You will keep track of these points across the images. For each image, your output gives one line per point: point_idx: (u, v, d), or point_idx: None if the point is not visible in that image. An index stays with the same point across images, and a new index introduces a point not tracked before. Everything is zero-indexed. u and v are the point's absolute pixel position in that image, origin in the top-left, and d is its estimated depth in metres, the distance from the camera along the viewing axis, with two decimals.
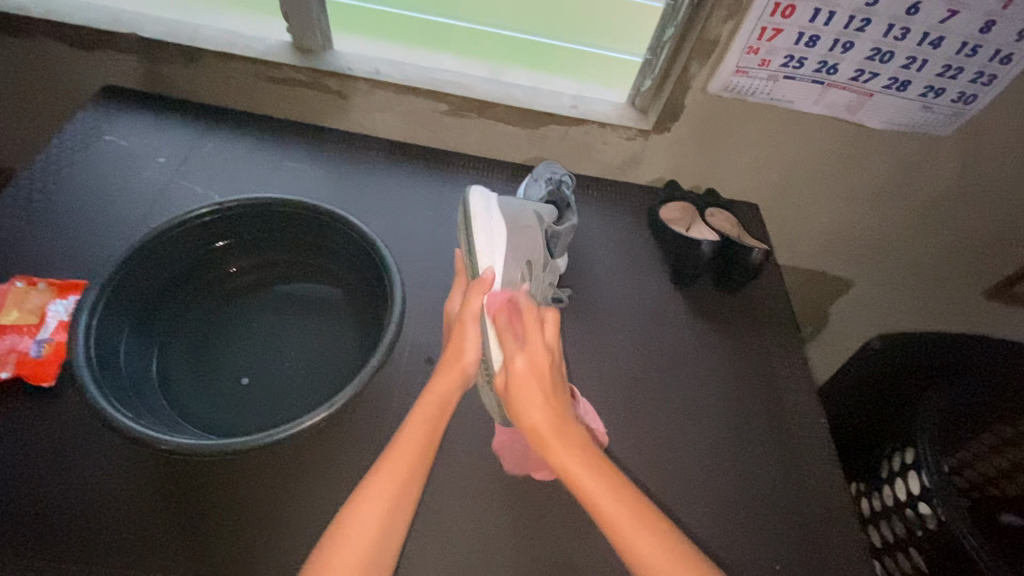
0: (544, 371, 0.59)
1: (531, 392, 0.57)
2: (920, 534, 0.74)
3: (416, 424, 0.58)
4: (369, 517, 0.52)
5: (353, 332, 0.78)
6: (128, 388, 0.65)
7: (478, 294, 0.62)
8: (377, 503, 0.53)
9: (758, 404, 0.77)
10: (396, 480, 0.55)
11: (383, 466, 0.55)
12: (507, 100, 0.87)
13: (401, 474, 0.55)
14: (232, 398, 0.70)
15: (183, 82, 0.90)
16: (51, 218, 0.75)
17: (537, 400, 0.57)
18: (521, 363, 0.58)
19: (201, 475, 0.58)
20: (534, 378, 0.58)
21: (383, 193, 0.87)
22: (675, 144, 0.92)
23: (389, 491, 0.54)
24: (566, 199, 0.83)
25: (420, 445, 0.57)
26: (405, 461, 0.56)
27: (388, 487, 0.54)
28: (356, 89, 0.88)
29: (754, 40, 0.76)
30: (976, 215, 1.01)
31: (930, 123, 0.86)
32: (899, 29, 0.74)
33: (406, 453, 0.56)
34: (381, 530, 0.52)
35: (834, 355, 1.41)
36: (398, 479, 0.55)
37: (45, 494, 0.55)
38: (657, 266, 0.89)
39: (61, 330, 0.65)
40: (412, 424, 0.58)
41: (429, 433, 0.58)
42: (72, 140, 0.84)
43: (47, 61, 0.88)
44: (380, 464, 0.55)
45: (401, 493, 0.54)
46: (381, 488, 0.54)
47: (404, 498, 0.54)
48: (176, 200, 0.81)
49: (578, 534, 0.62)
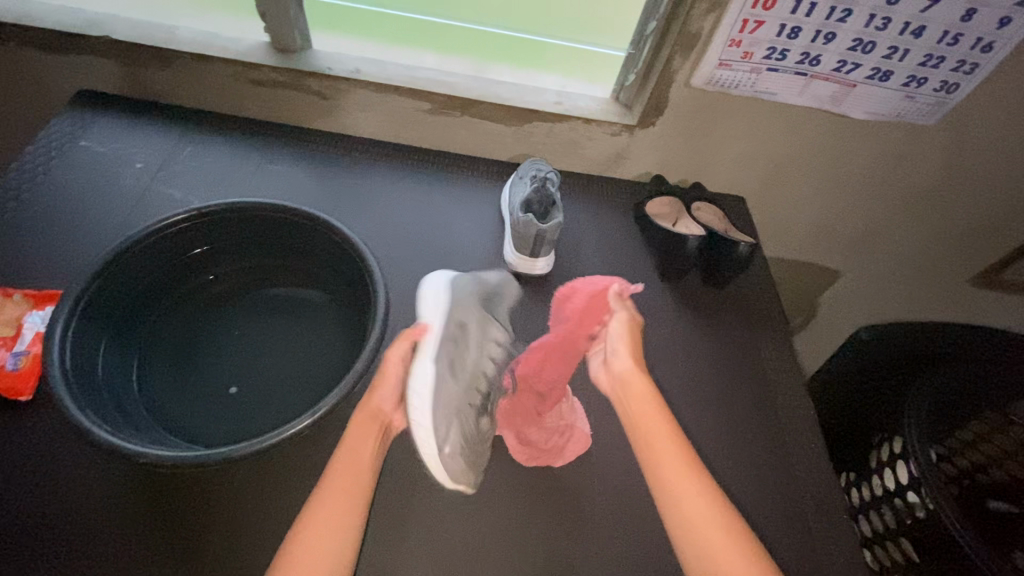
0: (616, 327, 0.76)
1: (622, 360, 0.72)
2: (909, 523, 0.74)
3: (340, 470, 0.58)
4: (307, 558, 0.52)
5: (340, 334, 0.77)
6: (106, 401, 0.64)
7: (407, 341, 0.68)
8: (321, 535, 0.53)
9: (747, 399, 0.77)
10: (336, 514, 0.55)
11: (316, 506, 0.55)
12: (492, 97, 0.86)
13: (335, 517, 0.54)
14: (215, 407, 0.69)
15: (160, 85, 0.88)
16: (26, 228, 0.74)
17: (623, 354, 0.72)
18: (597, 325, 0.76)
19: (186, 485, 0.58)
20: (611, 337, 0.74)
21: (368, 193, 0.87)
22: (662, 139, 0.91)
23: (330, 526, 0.54)
24: (553, 197, 0.81)
25: (350, 486, 0.57)
26: (339, 499, 0.56)
27: (324, 530, 0.53)
28: (337, 89, 0.87)
29: (737, 33, 0.76)
30: (963, 203, 1.01)
31: (913, 113, 0.86)
32: (880, 19, 0.73)
33: (339, 486, 0.57)
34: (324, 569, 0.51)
35: (823, 349, 1.41)
36: (332, 522, 0.54)
37: (24, 509, 0.55)
38: (644, 262, 0.89)
39: (36, 341, 0.64)
40: (337, 470, 0.58)
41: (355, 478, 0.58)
42: (47, 146, 0.83)
43: (18, 65, 0.86)
44: (315, 509, 0.55)
45: (340, 523, 0.54)
46: (317, 535, 0.53)
47: (345, 528, 0.54)
48: (155, 206, 0.79)
49: (568, 535, 0.61)
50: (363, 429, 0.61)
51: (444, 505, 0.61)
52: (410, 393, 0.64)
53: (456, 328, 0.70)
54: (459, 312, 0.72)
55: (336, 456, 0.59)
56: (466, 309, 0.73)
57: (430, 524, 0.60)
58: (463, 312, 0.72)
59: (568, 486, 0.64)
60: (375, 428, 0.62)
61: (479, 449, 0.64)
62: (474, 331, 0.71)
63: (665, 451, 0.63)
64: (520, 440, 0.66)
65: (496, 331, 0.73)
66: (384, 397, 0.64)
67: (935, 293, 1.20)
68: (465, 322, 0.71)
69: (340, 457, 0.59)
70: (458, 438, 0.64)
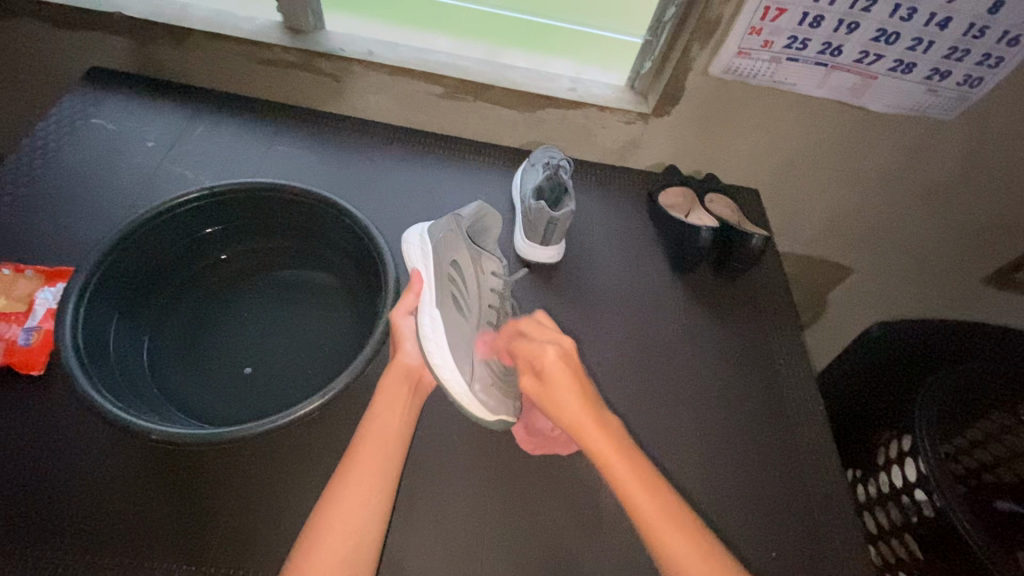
0: (573, 359, 0.59)
1: (563, 382, 0.57)
2: (916, 521, 0.74)
3: (373, 429, 0.57)
4: (341, 513, 0.52)
5: (350, 318, 0.77)
6: (117, 378, 0.64)
7: (399, 313, 0.64)
8: (358, 497, 0.53)
9: (756, 394, 0.76)
10: (372, 478, 0.54)
11: (351, 463, 0.55)
12: (505, 83, 0.85)
13: (371, 471, 0.54)
14: (226, 388, 0.69)
15: (170, 63, 0.87)
16: (36, 204, 0.74)
17: (571, 393, 0.57)
18: (551, 351, 0.58)
19: (197, 464, 0.58)
20: (566, 365, 0.58)
21: (378, 176, 0.86)
22: (677, 129, 0.90)
23: (366, 487, 0.53)
24: (565, 184, 0.80)
25: (380, 447, 0.56)
26: (373, 458, 0.55)
27: (363, 482, 0.54)
28: (348, 71, 0.86)
29: (758, 20, 0.74)
30: (979, 201, 1.00)
31: (934, 107, 0.85)
32: (906, 9, 0.72)
33: (372, 447, 0.56)
34: (359, 522, 0.52)
35: (830, 345, 1.40)
36: (370, 476, 0.54)
37: (36, 484, 0.55)
38: (655, 253, 0.88)
39: (49, 317, 0.63)
40: (369, 430, 0.57)
41: (386, 437, 0.57)
42: (58, 122, 0.82)
43: (29, 41, 0.86)
44: (350, 464, 0.55)
45: (373, 488, 0.54)
46: (356, 486, 0.53)
47: (376, 496, 0.54)
48: (164, 186, 0.79)
49: (575, 523, 0.61)
50: (397, 382, 0.61)
51: (452, 491, 0.61)
52: (422, 338, 0.62)
53: (450, 270, 0.67)
54: (446, 251, 0.67)
55: (371, 413, 0.59)
56: (453, 245, 0.68)
57: (439, 511, 0.60)
58: (451, 248, 0.67)
59: (578, 476, 0.64)
60: (405, 387, 0.62)
61: (510, 382, 0.65)
62: (468, 266, 0.68)
63: (645, 503, 0.53)
64: (525, 427, 0.66)
65: (492, 262, 0.70)
66: (412, 355, 0.63)
67: (947, 293, 1.19)
68: (460, 261, 0.68)
69: (376, 414, 0.59)
70: (490, 376, 0.63)
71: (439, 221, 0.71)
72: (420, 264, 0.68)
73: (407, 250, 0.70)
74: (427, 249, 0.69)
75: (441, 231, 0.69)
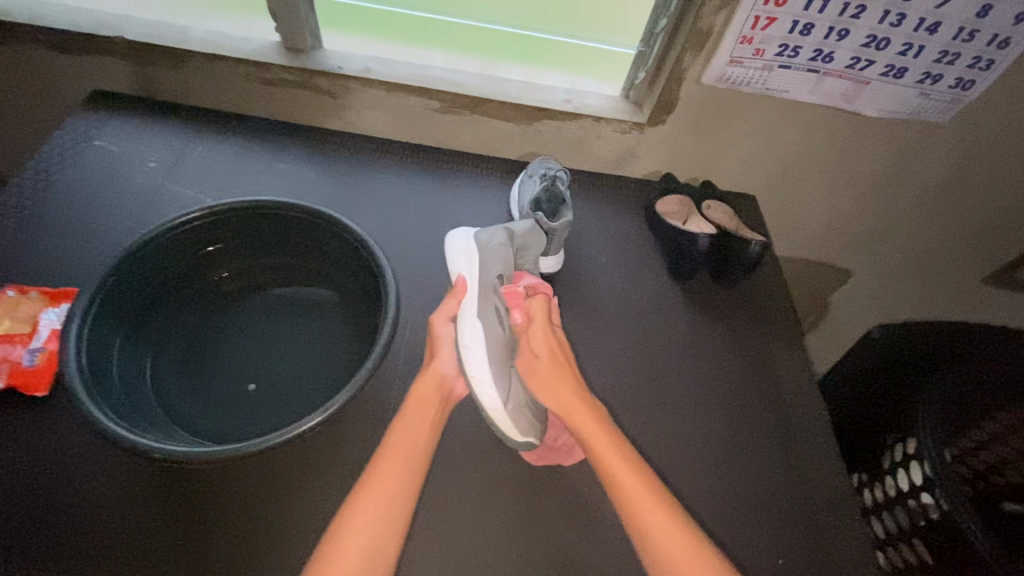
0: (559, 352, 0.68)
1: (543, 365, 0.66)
2: (923, 524, 0.73)
3: (397, 443, 0.59)
4: (358, 529, 0.53)
5: (351, 333, 0.78)
6: (121, 398, 0.65)
7: (440, 321, 0.68)
8: (375, 511, 0.54)
9: (758, 399, 0.76)
10: (392, 491, 0.56)
11: (373, 476, 0.57)
12: (501, 96, 0.86)
13: (391, 482, 0.56)
14: (229, 404, 0.70)
15: (171, 84, 0.88)
16: (39, 226, 0.75)
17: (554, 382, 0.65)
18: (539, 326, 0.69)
19: (199, 481, 0.58)
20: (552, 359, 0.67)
21: (375, 192, 0.87)
22: (672, 137, 0.91)
23: (384, 501, 0.55)
24: (562, 195, 0.81)
25: (402, 459, 0.58)
26: (393, 470, 0.57)
27: (382, 495, 0.55)
28: (346, 88, 0.87)
29: (748, 29, 0.75)
30: (977, 202, 1.00)
31: (927, 111, 0.85)
32: (895, 15, 0.73)
33: (395, 462, 0.58)
34: (373, 540, 0.53)
35: (833, 348, 1.39)
36: (389, 490, 0.56)
37: (39, 505, 0.55)
38: (653, 261, 0.88)
39: (52, 338, 0.64)
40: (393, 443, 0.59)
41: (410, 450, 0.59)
42: (60, 146, 0.83)
43: (32, 65, 0.87)
44: (371, 475, 0.57)
45: (392, 501, 0.55)
46: (375, 500, 0.55)
47: (396, 507, 0.55)
48: (166, 206, 0.80)
49: (580, 536, 0.61)
50: (426, 395, 0.63)
51: (455, 505, 0.61)
52: (461, 347, 0.65)
53: (496, 282, 0.69)
54: (493, 265, 0.70)
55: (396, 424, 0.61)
56: (502, 260, 0.71)
57: (442, 526, 0.60)
58: (499, 264, 0.70)
59: (581, 487, 0.64)
60: (436, 401, 0.64)
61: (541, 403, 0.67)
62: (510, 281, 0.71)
63: (626, 480, 0.59)
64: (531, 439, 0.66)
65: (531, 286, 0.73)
66: (446, 363, 0.66)
67: (949, 294, 1.19)
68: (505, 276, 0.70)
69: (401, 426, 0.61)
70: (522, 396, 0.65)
71: (489, 230, 0.73)
72: (464, 271, 0.71)
73: (453, 256, 0.73)
74: (472, 258, 0.71)
75: (495, 246, 0.71)
